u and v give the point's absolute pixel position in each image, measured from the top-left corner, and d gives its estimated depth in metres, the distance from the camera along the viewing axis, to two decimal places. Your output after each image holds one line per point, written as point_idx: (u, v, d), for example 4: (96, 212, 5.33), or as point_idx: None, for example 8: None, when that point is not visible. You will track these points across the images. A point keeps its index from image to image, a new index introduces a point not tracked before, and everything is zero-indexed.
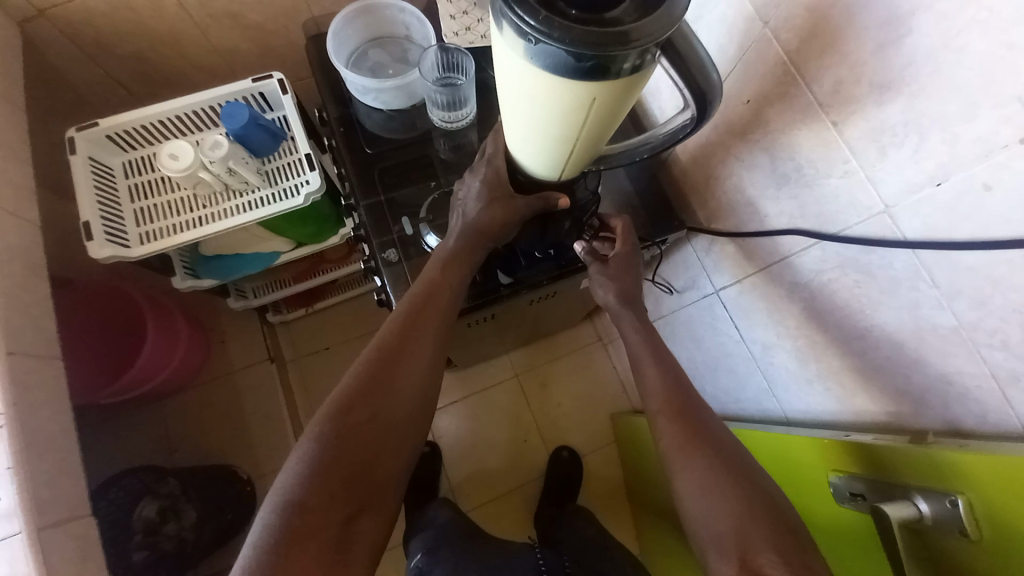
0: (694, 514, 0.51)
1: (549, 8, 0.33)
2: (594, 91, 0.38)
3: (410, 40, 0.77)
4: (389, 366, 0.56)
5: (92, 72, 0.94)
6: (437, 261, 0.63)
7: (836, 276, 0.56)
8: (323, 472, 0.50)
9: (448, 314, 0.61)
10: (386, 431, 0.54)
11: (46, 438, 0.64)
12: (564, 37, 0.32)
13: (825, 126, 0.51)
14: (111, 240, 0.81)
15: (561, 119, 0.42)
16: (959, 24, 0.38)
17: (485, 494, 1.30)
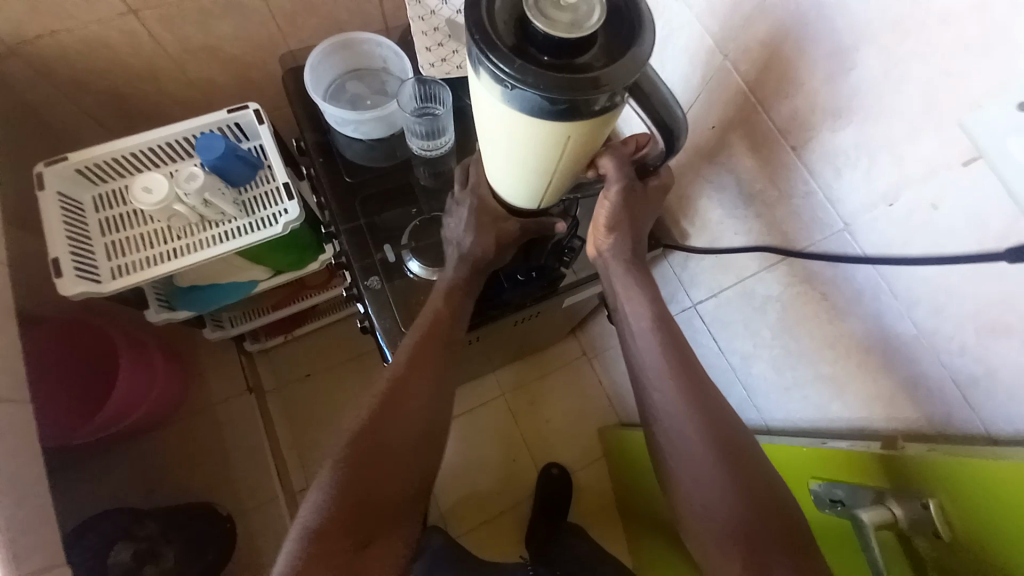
0: (702, 503, 0.53)
1: (522, 56, 0.36)
2: (569, 130, 0.39)
3: (387, 72, 0.78)
4: (399, 398, 0.58)
5: (63, 107, 0.92)
6: (440, 293, 0.64)
7: (806, 288, 0.59)
8: (337, 500, 0.52)
9: (451, 344, 0.62)
10: (393, 458, 0.55)
11: (19, 487, 0.62)
12: (540, 82, 0.34)
13: (785, 150, 0.54)
14: (81, 275, 0.79)
15: (536, 154, 0.44)
16: (900, 58, 0.41)
17: (476, 514, 1.29)
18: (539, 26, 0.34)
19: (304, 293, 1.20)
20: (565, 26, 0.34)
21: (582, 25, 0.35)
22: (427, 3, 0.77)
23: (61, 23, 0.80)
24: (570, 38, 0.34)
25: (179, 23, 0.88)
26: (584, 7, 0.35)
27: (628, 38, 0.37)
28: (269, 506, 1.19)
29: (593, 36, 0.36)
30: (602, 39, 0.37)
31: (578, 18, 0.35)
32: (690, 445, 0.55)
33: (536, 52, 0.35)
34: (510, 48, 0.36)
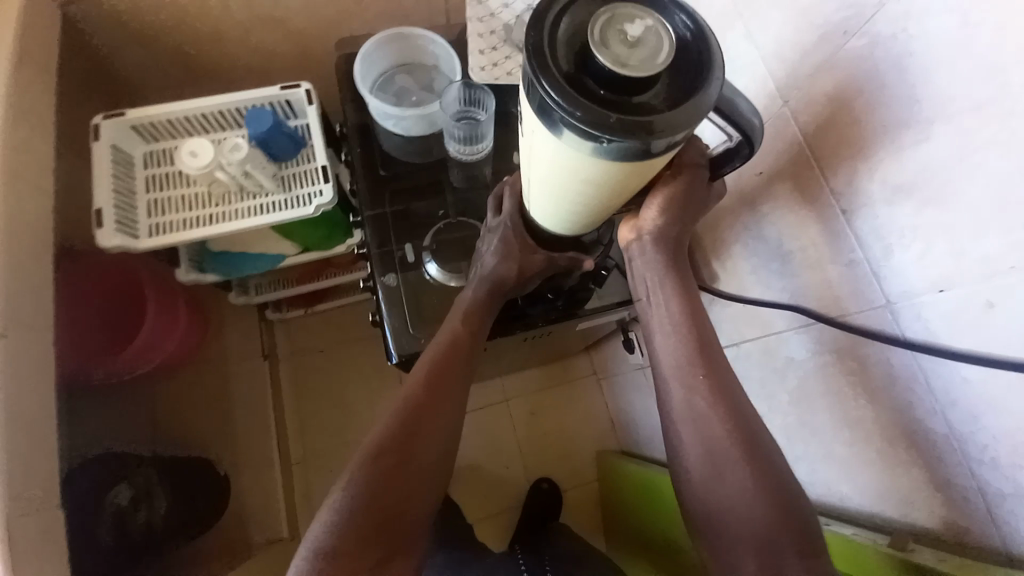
0: (727, 514, 0.48)
1: (575, 82, 0.34)
2: (613, 165, 0.38)
3: (437, 70, 0.78)
4: (418, 415, 0.56)
5: (131, 59, 0.97)
6: (459, 314, 0.63)
7: (833, 361, 0.56)
8: (354, 518, 0.50)
9: (468, 366, 0.61)
10: (414, 478, 0.54)
11: (27, 415, 0.65)
12: (588, 116, 0.33)
13: (834, 213, 0.51)
14: (120, 229, 0.82)
15: (578, 182, 0.42)
16: (978, 140, 0.38)
17: (466, 507, 1.30)
18: (599, 56, 0.33)
19: (327, 272, 1.22)
20: (626, 57, 0.34)
21: (644, 61, 0.34)
22: (489, 6, 0.79)
23: None
24: (632, 75, 0.33)
25: None
26: (648, 45, 0.34)
27: (694, 79, 0.35)
28: (263, 464, 1.27)
29: (658, 75, 0.34)
30: (667, 78, 0.35)
31: (642, 52, 0.34)
32: (717, 450, 0.49)
33: (592, 80, 0.34)
34: (565, 73, 0.34)
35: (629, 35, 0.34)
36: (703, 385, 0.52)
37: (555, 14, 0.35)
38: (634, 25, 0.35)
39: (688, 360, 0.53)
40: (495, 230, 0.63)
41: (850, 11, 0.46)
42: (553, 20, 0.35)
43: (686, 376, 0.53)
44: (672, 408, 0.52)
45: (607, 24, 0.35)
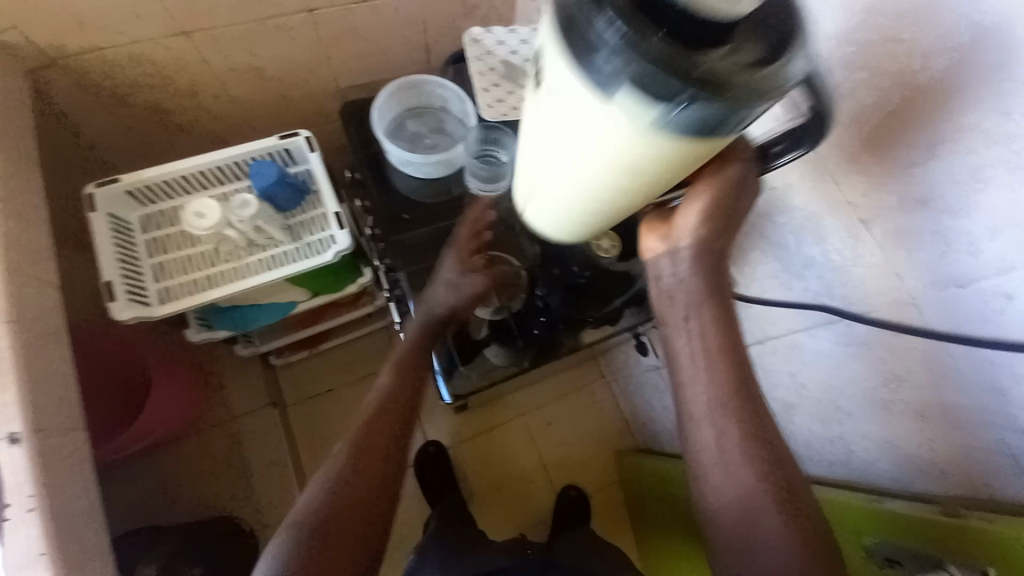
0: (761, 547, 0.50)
1: (643, 17, 0.33)
2: (664, 129, 0.37)
3: (447, 112, 0.80)
4: (366, 443, 0.60)
5: (107, 122, 0.93)
6: (386, 369, 0.66)
7: (865, 348, 0.68)
8: (312, 543, 0.54)
9: (404, 416, 0.63)
10: (349, 528, 0.55)
11: (76, 522, 0.63)
12: (658, 64, 0.33)
13: (858, 224, 0.64)
14: (132, 299, 0.79)
15: (610, 148, 0.41)
16: (990, 163, 0.49)
17: (502, 512, 1.33)
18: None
19: (330, 312, 1.18)
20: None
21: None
22: (483, 44, 0.81)
23: (112, 40, 0.80)
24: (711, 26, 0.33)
25: (227, 43, 0.88)
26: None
27: (763, 49, 0.36)
28: None
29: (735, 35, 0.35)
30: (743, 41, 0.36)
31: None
32: (751, 493, 0.51)
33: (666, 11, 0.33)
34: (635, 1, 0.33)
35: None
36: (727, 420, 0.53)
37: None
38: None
39: (721, 405, 0.54)
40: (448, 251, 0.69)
41: None
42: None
43: (713, 421, 0.54)
44: (714, 448, 0.53)
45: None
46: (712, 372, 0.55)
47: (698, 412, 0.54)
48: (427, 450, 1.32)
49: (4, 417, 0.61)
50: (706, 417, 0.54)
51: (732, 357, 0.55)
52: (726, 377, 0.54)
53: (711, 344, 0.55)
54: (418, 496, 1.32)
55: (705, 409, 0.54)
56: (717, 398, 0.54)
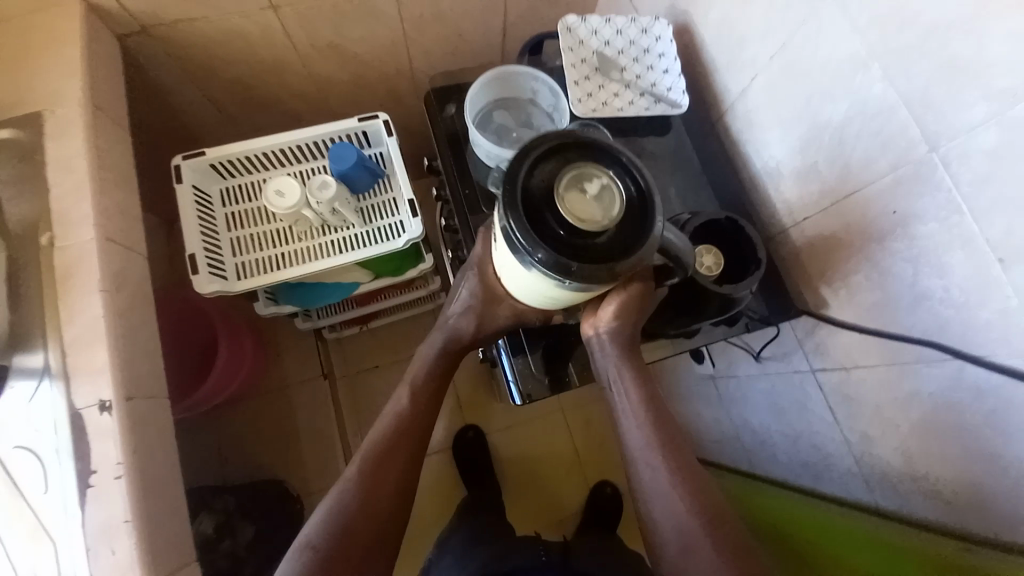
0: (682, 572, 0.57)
1: (532, 224, 0.43)
2: (563, 288, 0.46)
3: (534, 104, 0.80)
4: (396, 430, 0.67)
5: (188, 91, 0.94)
6: (405, 391, 0.69)
7: (970, 395, 0.56)
8: (346, 513, 0.62)
9: (420, 440, 0.68)
10: (375, 537, 0.62)
11: (160, 484, 0.66)
12: (551, 263, 0.42)
13: (989, 262, 0.50)
14: (212, 273, 0.81)
15: (532, 287, 0.51)
16: None
17: (534, 501, 1.33)
18: (561, 212, 0.42)
19: (387, 291, 1.18)
20: (576, 208, 0.43)
21: (594, 221, 0.42)
22: (576, 34, 0.78)
23: (201, 12, 0.80)
24: (586, 222, 0.42)
25: (311, 20, 0.86)
26: (598, 205, 0.43)
27: (634, 220, 0.43)
28: None
29: (613, 218, 0.43)
30: (624, 215, 0.43)
31: (582, 213, 0.43)
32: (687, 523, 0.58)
33: (550, 227, 0.43)
34: (527, 213, 0.43)
35: (583, 198, 0.43)
36: (660, 457, 0.61)
37: (531, 166, 0.43)
38: (590, 187, 0.43)
39: (654, 444, 0.62)
40: (473, 273, 0.64)
41: (1017, 78, 0.44)
42: (528, 173, 0.43)
43: (649, 458, 0.61)
44: (645, 480, 0.61)
45: (567, 183, 0.43)
46: (643, 413, 0.63)
47: (636, 447, 0.62)
48: (467, 433, 1.33)
49: (96, 385, 0.64)
50: (643, 453, 0.62)
51: (654, 404, 0.63)
52: (654, 419, 0.63)
53: (635, 389, 0.63)
54: (453, 478, 1.32)
55: (645, 445, 0.62)
56: (651, 436, 0.62)
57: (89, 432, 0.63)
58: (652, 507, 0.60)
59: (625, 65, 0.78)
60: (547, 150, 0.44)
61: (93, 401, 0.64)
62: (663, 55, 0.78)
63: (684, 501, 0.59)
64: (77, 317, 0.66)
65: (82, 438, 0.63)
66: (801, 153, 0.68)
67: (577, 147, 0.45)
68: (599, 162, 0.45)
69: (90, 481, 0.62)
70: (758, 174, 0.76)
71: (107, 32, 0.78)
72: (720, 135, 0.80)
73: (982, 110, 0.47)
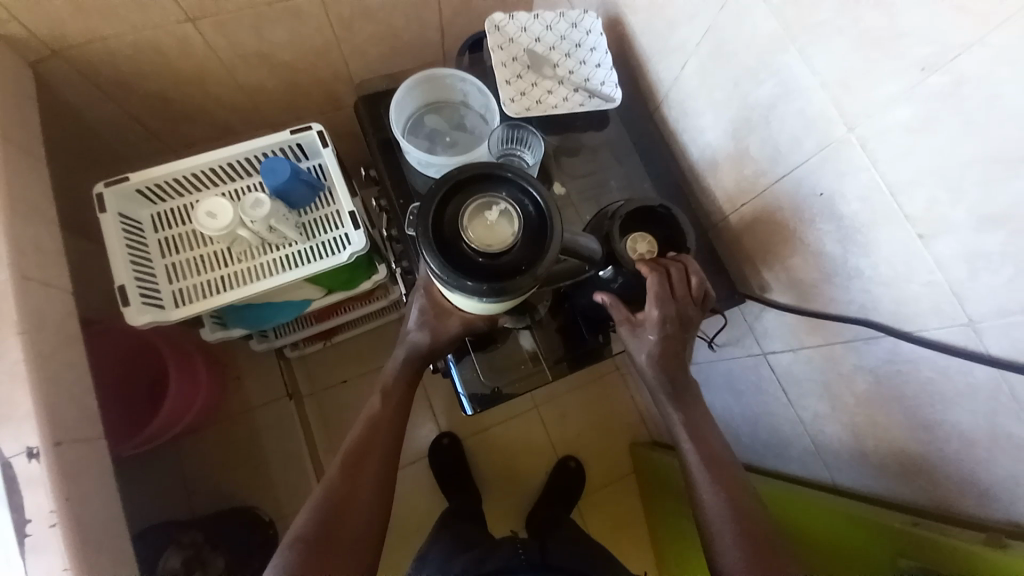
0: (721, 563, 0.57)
1: (445, 256, 0.46)
2: (491, 306, 0.49)
3: (466, 106, 0.78)
4: (372, 431, 0.64)
5: (111, 111, 0.90)
6: (378, 391, 0.66)
7: (907, 369, 0.56)
8: (331, 513, 0.57)
9: (393, 439, 0.64)
10: (344, 545, 0.56)
11: (98, 529, 0.63)
12: (465, 287, 0.45)
13: (911, 237, 0.50)
14: (146, 303, 0.78)
15: (473, 310, 0.53)
16: None
17: (515, 494, 1.33)
18: (470, 241, 0.46)
19: (347, 304, 1.16)
20: (478, 235, 0.46)
21: (502, 242, 0.46)
22: (505, 32, 0.77)
23: (113, 28, 0.76)
24: (490, 245, 0.45)
25: (233, 29, 0.83)
26: (505, 227, 0.46)
27: (532, 234, 0.46)
28: None
29: (513, 236, 0.46)
30: (523, 231, 0.46)
31: (491, 235, 0.46)
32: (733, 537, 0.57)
33: (467, 256, 0.46)
34: (443, 247, 0.46)
35: (490, 223, 0.46)
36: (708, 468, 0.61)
37: (439, 205, 0.46)
38: (493, 212, 0.47)
39: (702, 458, 0.62)
40: (420, 291, 0.63)
41: (931, 49, 0.44)
42: (438, 211, 0.46)
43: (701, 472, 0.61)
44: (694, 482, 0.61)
45: (473, 214, 0.47)
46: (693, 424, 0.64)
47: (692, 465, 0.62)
48: (441, 442, 1.30)
49: (22, 431, 0.60)
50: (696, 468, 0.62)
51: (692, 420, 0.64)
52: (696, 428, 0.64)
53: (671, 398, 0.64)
54: (431, 487, 1.30)
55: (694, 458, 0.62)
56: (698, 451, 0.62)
57: (19, 482, 0.59)
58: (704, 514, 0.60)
59: (558, 61, 0.76)
60: (450, 185, 0.47)
61: (20, 449, 0.60)
62: (595, 49, 0.76)
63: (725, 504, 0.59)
64: None
65: (13, 489, 0.59)
66: (732, 137, 0.68)
67: (478, 175, 0.48)
68: (501, 186, 0.48)
69: (20, 534, 0.58)
70: (695, 160, 0.76)
71: (11, 55, 0.73)
72: (657, 121, 0.80)
73: (889, 88, 0.48)
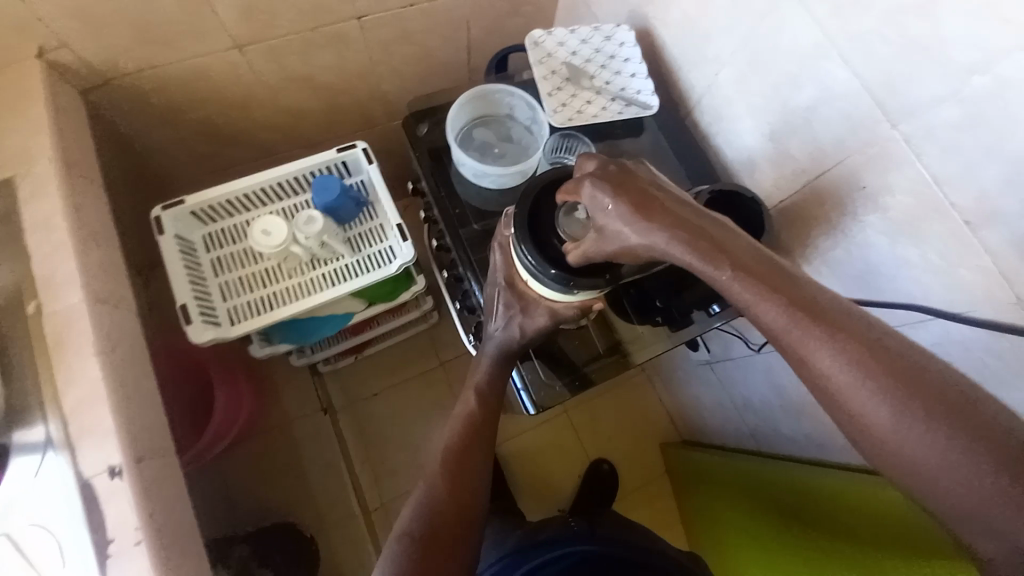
0: (903, 455, 0.40)
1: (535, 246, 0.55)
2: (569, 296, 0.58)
3: (512, 119, 0.82)
4: (472, 429, 0.66)
5: (156, 137, 0.93)
6: (473, 392, 0.68)
7: (957, 352, 0.59)
8: (440, 508, 0.58)
9: (488, 439, 0.66)
10: (452, 542, 0.56)
11: (177, 544, 0.64)
12: (548, 275, 0.54)
13: (958, 224, 0.54)
14: (205, 321, 0.80)
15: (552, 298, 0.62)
16: None
17: (550, 500, 1.33)
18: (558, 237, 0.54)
19: (380, 317, 1.17)
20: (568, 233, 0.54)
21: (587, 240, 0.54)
22: (544, 47, 0.81)
23: (166, 58, 0.79)
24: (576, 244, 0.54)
25: (279, 56, 0.87)
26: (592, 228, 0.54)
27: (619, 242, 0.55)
28: (349, 524, 1.21)
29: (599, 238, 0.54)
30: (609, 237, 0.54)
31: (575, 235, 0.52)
32: (909, 424, 0.39)
33: (554, 249, 0.55)
34: (535, 242, 0.55)
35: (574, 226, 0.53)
36: (882, 386, 0.40)
37: (535, 205, 0.56)
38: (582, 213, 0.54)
39: (831, 330, 0.43)
40: (501, 289, 0.64)
41: (976, 50, 0.47)
42: (533, 209, 0.56)
43: (864, 395, 0.41)
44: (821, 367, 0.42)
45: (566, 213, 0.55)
46: (811, 327, 0.43)
47: (839, 387, 0.42)
48: None
49: (104, 449, 0.62)
50: (855, 395, 0.41)
51: (783, 281, 0.45)
52: (825, 324, 0.43)
53: (757, 292, 0.45)
54: None
55: (849, 380, 0.41)
56: (854, 364, 0.41)
57: (103, 499, 0.60)
58: (902, 458, 0.40)
59: (593, 73, 0.80)
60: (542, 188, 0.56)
61: (101, 468, 0.61)
62: (629, 60, 0.80)
63: (945, 432, 0.38)
64: (75, 382, 0.63)
65: (94, 509, 0.60)
66: (771, 136, 0.71)
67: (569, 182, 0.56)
68: None
69: (107, 552, 0.59)
70: (731, 161, 0.79)
71: (67, 83, 0.76)
72: (691, 129, 0.83)
73: (936, 84, 0.51)
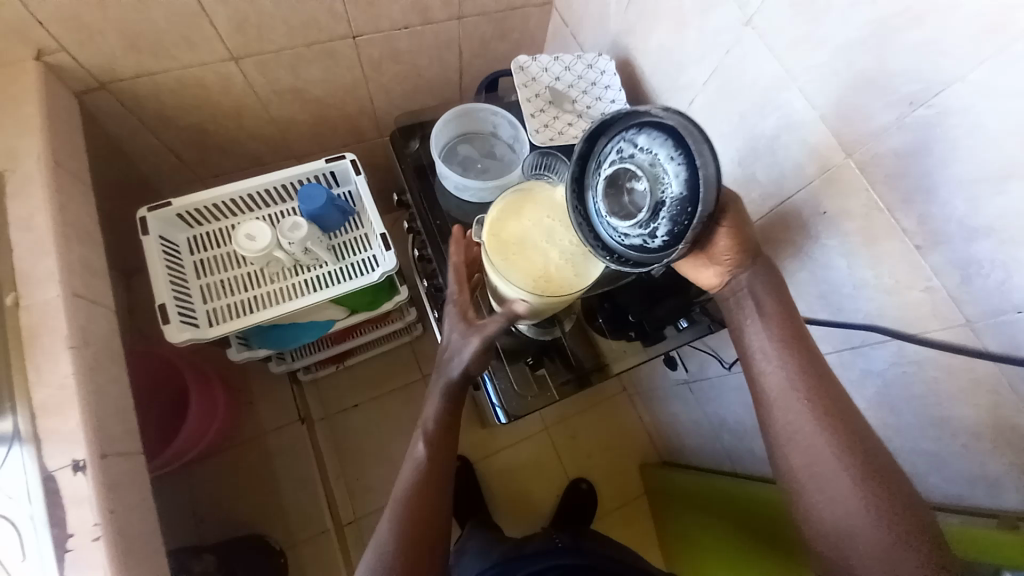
0: (819, 503, 0.50)
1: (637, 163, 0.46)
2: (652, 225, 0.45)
3: (495, 137, 0.86)
4: (424, 483, 0.59)
5: (147, 141, 0.95)
6: (420, 437, 0.62)
7: (911, 369, 0.62)
8: None
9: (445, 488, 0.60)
10: None
11: (136, 544, 0.63)
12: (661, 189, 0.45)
13: (909, 247, 0.57)
14: (183, 321, 0.80)
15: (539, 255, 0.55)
16: None
17: (527, 520, 1.32)
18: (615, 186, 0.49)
19: (362, 327, 1.17)
20: None
21: None
22: (529, 72, 0.85)
23: (162, 65, 0.82)
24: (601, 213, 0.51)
25: (273, 68, 0.90)
26: None
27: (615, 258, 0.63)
28: (322, 538, 1.19)
29: None
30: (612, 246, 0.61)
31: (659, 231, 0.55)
32: (828, 477, 0.50)
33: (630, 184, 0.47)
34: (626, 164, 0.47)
35: None
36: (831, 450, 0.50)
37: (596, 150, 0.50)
38: None
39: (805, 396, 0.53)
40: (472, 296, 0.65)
41: (919, 86, 0.51)
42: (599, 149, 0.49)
43: (813, 451, 0.51)
44: (787, 420, 0.53)
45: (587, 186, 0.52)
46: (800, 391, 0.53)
47: (796, 440, 0.52)
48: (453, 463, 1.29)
49: (69, 443, 0.61)
50: (799, 449, 0.52)
51: (801, 344, 0.55)
52: (807, 390, 0.53)
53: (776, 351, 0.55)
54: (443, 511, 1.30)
55: (808, 427, 0.52)
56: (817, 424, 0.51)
57: (63, 494, 0.59)
58: (817, 503, 0.50)
59: (575, 97, 0.84)
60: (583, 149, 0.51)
61: (65, 462, 0.61)
62: (609, 86, 0.84)
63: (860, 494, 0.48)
64: (46, 376, 0.63)
65: (55, 503, 0.59)
66: (740, 162, 0.75)
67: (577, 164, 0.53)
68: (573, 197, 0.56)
69: (65, 548, 0.58)
70: None
71: (62, 85, 0.78)
72: None
73: (885, 117, 0.55)
